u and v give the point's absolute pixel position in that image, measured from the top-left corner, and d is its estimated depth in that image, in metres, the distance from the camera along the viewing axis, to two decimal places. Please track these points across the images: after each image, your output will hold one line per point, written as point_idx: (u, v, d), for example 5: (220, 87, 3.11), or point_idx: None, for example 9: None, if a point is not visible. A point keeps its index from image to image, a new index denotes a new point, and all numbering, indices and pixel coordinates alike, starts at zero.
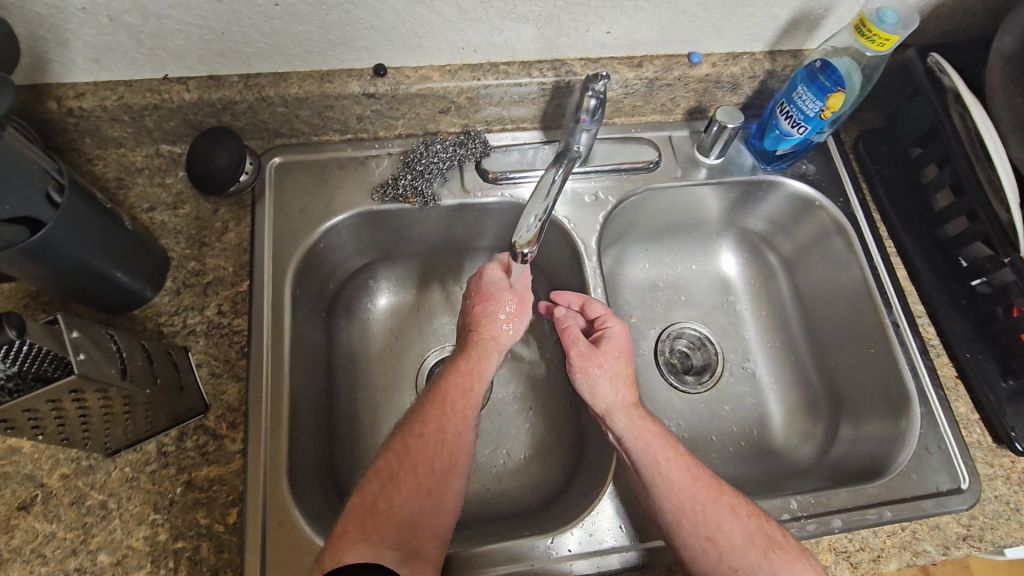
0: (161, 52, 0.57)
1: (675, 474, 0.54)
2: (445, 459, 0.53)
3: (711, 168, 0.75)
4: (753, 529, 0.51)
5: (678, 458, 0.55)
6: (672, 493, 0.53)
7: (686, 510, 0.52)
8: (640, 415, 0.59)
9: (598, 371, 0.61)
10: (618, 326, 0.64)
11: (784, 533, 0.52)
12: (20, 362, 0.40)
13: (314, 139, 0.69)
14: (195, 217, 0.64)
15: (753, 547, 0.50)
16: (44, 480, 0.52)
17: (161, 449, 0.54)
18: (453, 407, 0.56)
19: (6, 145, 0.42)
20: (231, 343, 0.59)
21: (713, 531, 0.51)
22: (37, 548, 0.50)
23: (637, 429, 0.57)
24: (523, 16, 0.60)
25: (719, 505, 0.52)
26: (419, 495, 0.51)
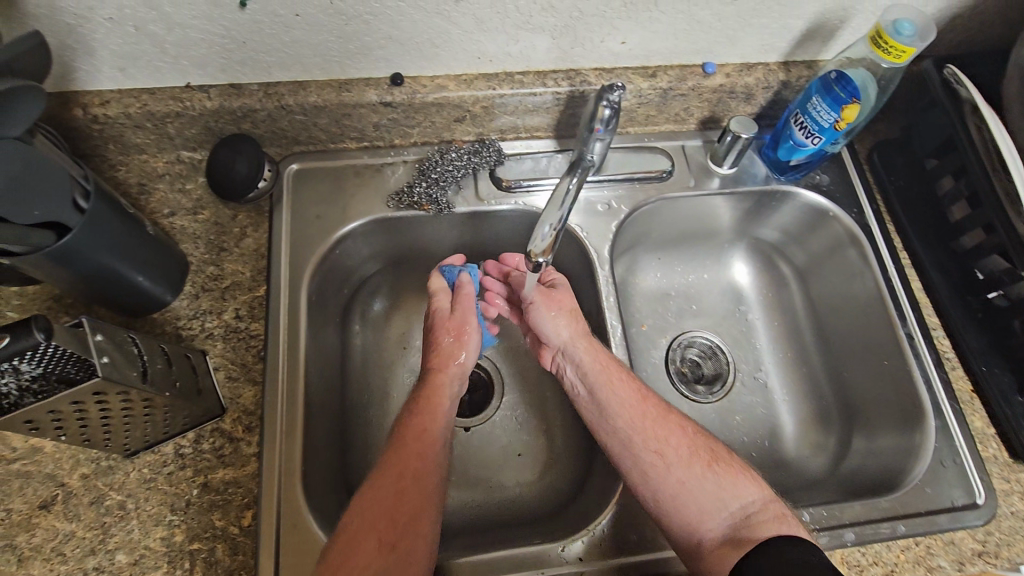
0: (184, 61, 0.58)
1: (625, 395, 0.59)
2: (421, 478, 0.53)
3: (725, 178, 0.75)
4: (698, 448, 0.56)
5: (628, 381, 0.60)
6: (625, 414, 0.58)
7: (638, 431, 0.57)
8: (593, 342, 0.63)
9: (558, 308, 0.64)
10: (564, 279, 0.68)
11: (726, 452, 0.57)
12: (44, 364, 0.41)
13: (331, 147, 0.70)
14: (214, 223, 0.65)
15: (700, 461, 0.55)
16: (64, 480, 0.53)
17: (178, 451, 0.55)
18: (414, 437, 0.55)
19: (33, 150, 0.43)
20: (248, 347, 0.60)
21: (661, 445, 0.56)
22: (57, 546, 0.51)
23: (591, 356, 0.62)
24: (538, 26, 0.60)
25: (667, 427, 0.57)
26: (399, 503, 0.51)
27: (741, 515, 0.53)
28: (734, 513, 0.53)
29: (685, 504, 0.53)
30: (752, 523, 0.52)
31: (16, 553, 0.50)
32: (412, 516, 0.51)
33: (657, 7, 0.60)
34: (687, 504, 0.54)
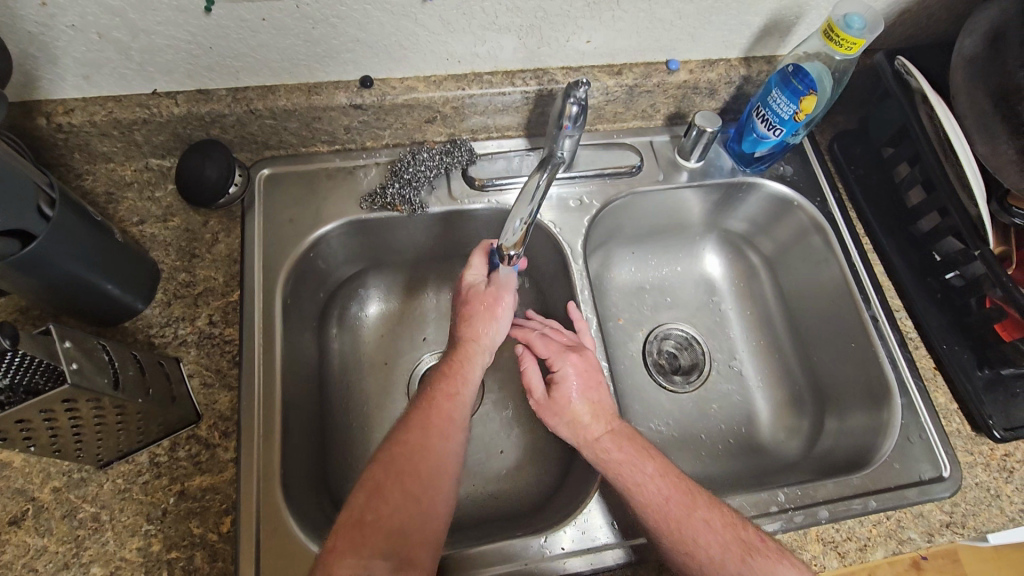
0: (150, 67, 0.58)
1: (649, 492, 0.55)
2: (445, 451, 0.55)
3: (693, 172, 0.77)
4: (731, 541, 0.52)
5: (649, 477, 0.55)
6: (650, 513, 0.54)
7: (663, 533, 0.53)
8: (614, 437, 0.58)
9: (558, 419, 0.61)
10: (568, 368, 0.62)
11: (763, 537, 0.53)
12: (12, 373, 0.41)
13: (302, 150, 0.70)
14: (185, 229, 0.65)
15: (732, 557, 0.51)
16: (34, 494, 0.52)
17: (152, 459, 0.54)
18: (440, 413, 0.57)
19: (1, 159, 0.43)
20: (223, 352, 0.60)
21: (690, 546, 0.52)
22: (29, 562, 0.50)
23: (608, 458, 0.57)
24: (504, 27, 0.61)
25: (694, 522, 0.53)
26: (416, 485, 0.52)
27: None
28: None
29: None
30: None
31: None
32: (425, 503, 0.52)
33: (619, 5, 0.61)
34: None
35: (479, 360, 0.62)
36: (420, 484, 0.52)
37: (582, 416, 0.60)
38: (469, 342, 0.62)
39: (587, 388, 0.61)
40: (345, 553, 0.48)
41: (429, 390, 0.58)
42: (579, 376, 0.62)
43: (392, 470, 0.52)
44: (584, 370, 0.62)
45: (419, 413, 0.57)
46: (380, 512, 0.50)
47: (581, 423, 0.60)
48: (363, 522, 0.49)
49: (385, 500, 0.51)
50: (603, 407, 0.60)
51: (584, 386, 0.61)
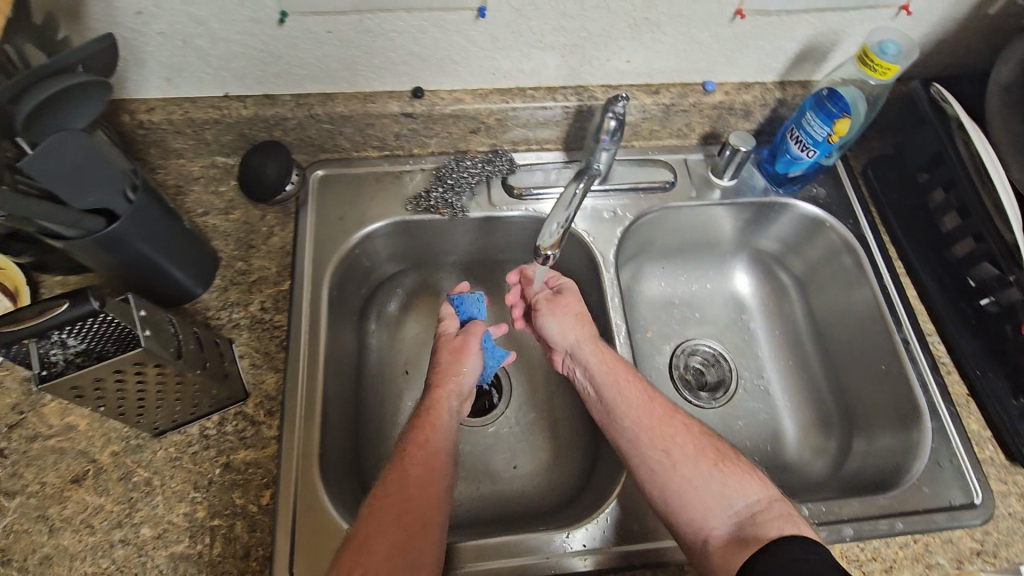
0: (225, 73, 0.63)
1: (634, 399, 0.60)
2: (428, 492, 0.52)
3: (725, 190, 0.79)
4: (706, 447, 0.56)
5: (636, 382, 0.61)
6: (634, 416, 0.59)
7: (645, 436, 0.57)
8: (604, 348, 0.65)
9: (562, 312, 0.67)
10: (569, 283, 0.70)
11: (735, 453, 0.57)
12: (88, 339, 0.45)
13: (353, 155, 0.75)
14: (244, 222, 0.70)
15: (705, 458, 0.55)
16: (95, 456, 0.56)
17: (202, 431, 0.58)
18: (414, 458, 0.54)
19: (102, 149, 0.47)
20: (272, 337, 0.64)
21: (667, 443, 0.56)
22: (86, 518, 0.54)
23: (602, 359, 0.63)
24: (549, 45, 0.65)
25: (672, 428, 0.57)
26: (418, 470, 0.53)
27: (746, 513, 0.52)
28: (740, 511, 0.52)
29: (689, 500, 0.53)
30: (762, 523, 0.51)
31: (48, 524, 0.53)
32: (424, 500, 0.51)
33: (659, 28, 0.65)
34: (694, 502, 0.53)
35: (450, 406, 0.61)
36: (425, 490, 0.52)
37: (582, 318, 0.67)
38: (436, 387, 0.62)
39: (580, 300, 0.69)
40: (359, 546, 0.47)
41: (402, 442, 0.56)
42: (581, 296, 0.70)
43: (398, 451, 0.55)
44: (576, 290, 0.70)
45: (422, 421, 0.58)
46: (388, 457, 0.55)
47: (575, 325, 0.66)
48: (374, 512, 0.49)
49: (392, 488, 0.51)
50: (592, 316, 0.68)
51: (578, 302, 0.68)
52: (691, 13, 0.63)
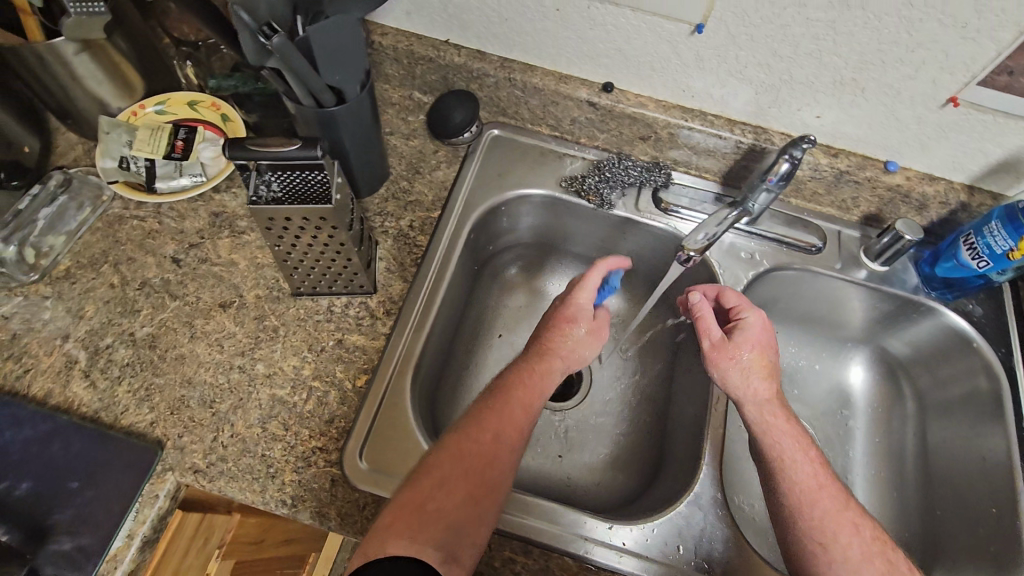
0: (454, 21, 0.72)
1: (803, 478, 0.57)
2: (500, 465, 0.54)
3: (872, 273, 0.76)
4: (873, 552, 0.53)
5: (808, 461, 0.58)
6: (796, 493, 0.56)
7: (805, 519, 0.55)
8: (778, 407, 0.61)
9: (729, 363, 0.62)
10: (754, 318, 0.65)
11: (904, 562, 0.54)
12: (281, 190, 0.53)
13: (529, 126, 0.81)
14: (419, 151, 0.78)
15: (869, 566, 0.53)
16: (243, 292, 0.64)
17: (330, 307, 0.65)
18: (495, 429, 0.56)
19: (363, 43, 0.56)
20: (410, 252, 0.70)
21: (829, 538, 0.54)
22: (220, 338, 0.62)
23: (772, 427, 0.60)
24: (748, 79, 0.68)
25: (836, 518, 0.54)
26: (478, 487, 0.52)
27: None
28: None
29: None
30: None
31: (193, 330, 0.62)
32: (483, 502, 0.52)
33: (862, 92, 0.65)
34: None
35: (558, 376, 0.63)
36: (483, 487, 0.52)
37: (755, 369, 0.62)
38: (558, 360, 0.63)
39: (765, 346, 0.64)
40: (410, 514, 0.49)
41: (507, 396, 0.58)
42: (764, 334, 0.64)
43: (455, 462, 0.52)
44: (766, 327, 0.65)
45: (492, 415, 0.57)
46: (442, 504, 0.50)
47: (754, 375, 0.62)
48: (425, 502, 0.50)
49: (448, 494, 0.51)
50: (772, 364, 0.63)
51: (766, 345, 0.64)
52: (901, 86, 0.63)
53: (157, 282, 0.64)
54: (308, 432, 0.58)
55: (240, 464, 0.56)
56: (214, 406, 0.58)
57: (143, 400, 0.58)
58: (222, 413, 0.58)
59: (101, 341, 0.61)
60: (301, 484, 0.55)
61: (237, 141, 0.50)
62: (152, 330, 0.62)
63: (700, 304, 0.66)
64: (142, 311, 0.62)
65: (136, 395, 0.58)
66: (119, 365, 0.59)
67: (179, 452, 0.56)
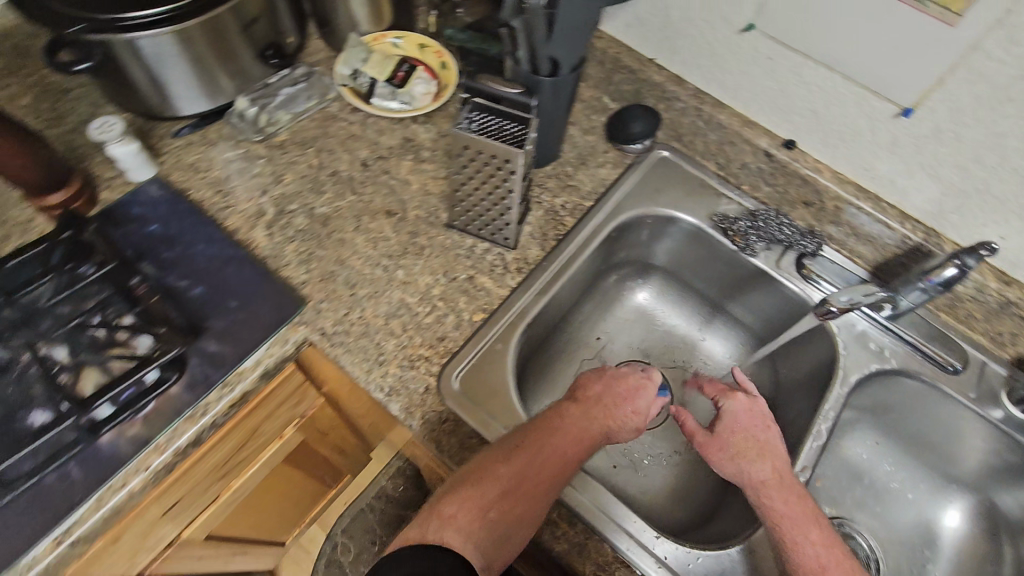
0: (666, 44, 0.79)
1: (811, 559, 0.53)
2: (554, 493, 0.54)
3: (1010, 418, 0.68)
4: None
5: (813, 536, 0.54)
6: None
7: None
8: (776, 484, 0.56)
9: (718, 455, 0.59)
10: (733, 405, 0.62)
11: None
12: (476, 124, 0.60)
13: (697, 157, 0.83)
14: (591, 145, 0.82)
15: None
16: (407, 209, 0.73)
17: (472, 247, 0.71)
18: (559, 458, 0.55)
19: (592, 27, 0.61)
20: (554, 226, 0.75)
21: None
22: (377, 238, 0.70)
23: (772, 510, 0.55)
24: (939, 176, 0.67)
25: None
26: (532, 508, 0.52)
27: None
28: None
29: None
30: None
31: (359, 224, 0.71)
32: (532, 525, 0.53)
33: None
34: None
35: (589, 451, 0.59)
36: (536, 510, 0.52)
37: (746, 456, 0.58)
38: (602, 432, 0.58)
39: (754, 428, 0.60)
40: (466, 514, 0.51)
41: (571, 432, 0.57)
42: (754, 418, 0.61)
43: (514, 478, 0.53)
44: (750, 410, 0.61)
45: (557, 444, 0.56)
46: (500, 511, 0.51)
47: (745, 460, 0.58)
48: (488, 504, 0.52)
49: (508, 504, 0.52)
50: (767, 445, 0.59)
51: (751, 425, 0.60)
52: None
53: (344, 176, 0.74)
54: (420, 340, 0.64)
55: (358, 342, 0.63)
56: (354, 289, 0.66)
57: (302, 262, 0.67)
58: (358, 296, 0.66)
59: (288, 205, 0.71)
60: (400, 379, 0.61)
61: (474, 78, 0.62)
62: (328, 211, 0.71)
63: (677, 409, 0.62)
64: (326, 194, 0.72)
65: (299, 256, 0.67)
66: (295, 229, 0.69)
67: (315, 313, 0.64)
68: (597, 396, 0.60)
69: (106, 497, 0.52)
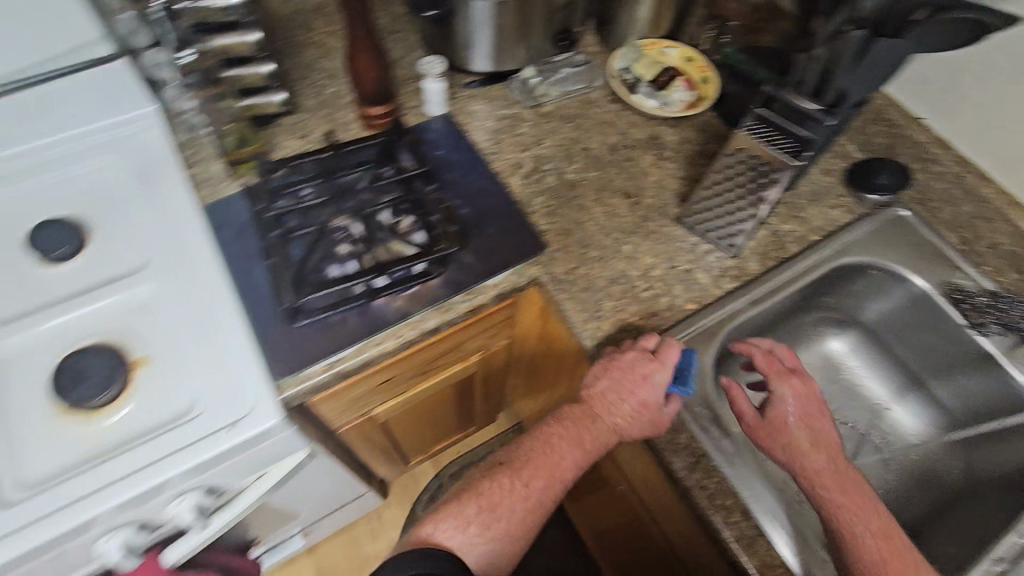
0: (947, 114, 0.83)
1: (872, 548, 0.54)
2: (547, 497, 0.64)
3: None
4: None
5: (870, 522, 0.55)
6: (862, 564, 0.54)
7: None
8: (829, 472, 0.57)
9: (772, 441, 0.59)
10: (784, 390, 0.61)
11: None
12: (757, 127, 0.66)
13: (941, 223, 0.80)
14: (827, 184, 0.83)
15: None
16: (643, 196, 0.79)
17: (695, 245, 0.76)
18: (550, 464, 0.64)
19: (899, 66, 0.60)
20: (777, 248, 0.77)
21: None
22: (612, 213, 0.77)
23: (829, 500, 0.56)
24: None
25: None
26: (527, 511, 0.63)
27: None
28: None
29: None
30: None
31: (599, 196, 0.79)
32: (526, 524, 0.63)
33: None
34: None
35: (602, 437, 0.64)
36: (531, 512, 0.63)
37: (802, 445, 0.58)
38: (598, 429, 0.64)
39: (807, 413, 0.60)
40: (460, 520, 0.62)
41: (562, 431, 0.65)
42: (806, 400, 0.61)
43: (495, 491, 0.63)
44: (804, 394, 0.61)
45: (540, 458, 0.64)
46: (488, 517, 0.62)
47: (802, 448, 0.58)
48: (465, 521, 0.61)
49: (496, 510, 0.62)
50: (818, 427, 0.60)
51: (805, 412, 0.60)
52: None
53: (594, 153, 0.82)
54: (634, 309, 0.70)
55: (581, 294, 0.70)
56: (585, 249, 0.74)
57: (547, 214, 0.76)
58: (588, 256, 0.73)
59: (543, 165, 0.81)
60: (611, 336, 0.68)
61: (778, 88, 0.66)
62: (575, 179, 0.80)
63: (731, 384, 0.61)
64: (576, 164, 0.81)
65: (545, 208, 0.76)
66: (545, 185, 0.79)
67: (551, 259, 0.72)
68: (597, 392, 0.64)
69: (365, 348, 0.64)
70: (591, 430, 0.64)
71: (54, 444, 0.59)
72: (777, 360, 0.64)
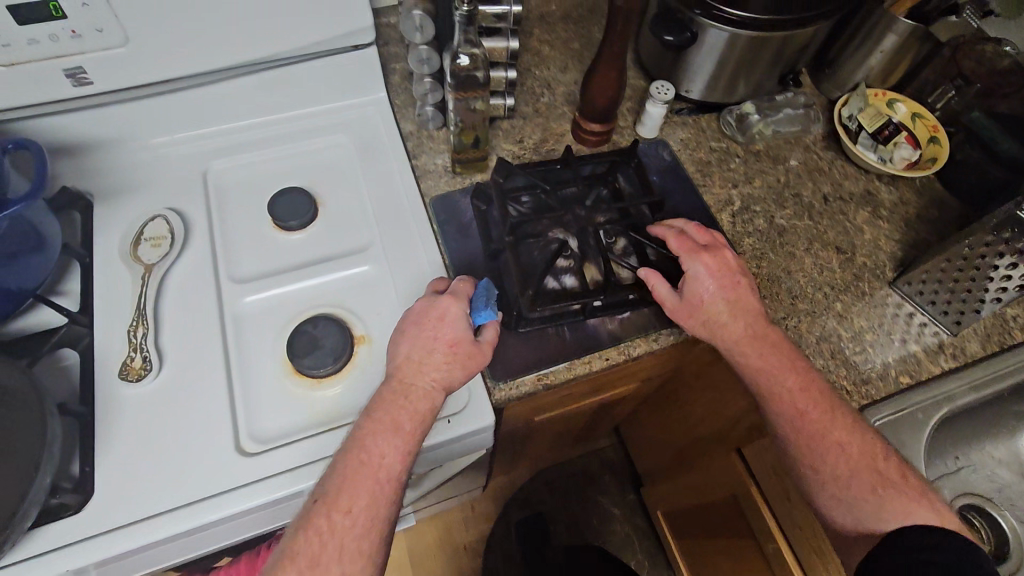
0: None
1: (785, 400, 0.60)
2: (348, 535, 0.49)
3: None
4: (865, 468, 0.57)
5: (787, 379, 0.60)
6: (784, 424, 0.59)
7: (794, 444, 0.59)
8: (751, 340, 0.62)
9: (691, 319, 0.64)
10: (697, 270, 0.64)
11: (902, 474, 0.57)
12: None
13: None
14: None
15: (864, 484, 0.56)
16: (856, 254, 0.76)
17: (909, 314, 0.72)
18: (351, 497, 0.50)
19: None
20: (1000, 333, 0.72)
21: (819, 457, 0.58)
22: (822, 266, 0.75)
23: (751, 366, 0.61)
24: None
25: (824, 443, 0.58)
26: (335, 558, 0.48)
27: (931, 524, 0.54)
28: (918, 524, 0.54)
29: (845, 515, 0.57)
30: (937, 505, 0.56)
31: (808, 246, 0.76)
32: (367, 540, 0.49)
33: None
34: (858, 513, 0.56)
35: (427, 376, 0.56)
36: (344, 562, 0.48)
37: (722, 317, 0.63)
38: (400, 393, 0.56)
39: (724, 284, 0.64)
40: None
41: (342, 459, 0.52)
42: (720, 273, 0.65)
43: (316, 534, 0.48)
44: (716, 266, 0.65)
45: (361, 477, 0.51)
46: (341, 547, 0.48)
47: (719, 318, 0.63)
48: None
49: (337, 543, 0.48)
50: (732, 295, 0.64)
51: (720, 283, 0.64)
52: None
53: (806, 201, 0.80)
54: (845, 373, 0.67)
55: None
56: (795, 301, 0.71)
57: (756, 257, 0.74)
58: (798, 308, 0.71)
59: (752, 205, 0.79)
60: None
61: None
62: (785, 224, 0.77)
63: (648, 276, 0.65)
64: (787, 209, 0.79)
65: (754, 251, 0.75)
66: (755, 227, 0.77)
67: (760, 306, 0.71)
68: (403, 358, 0.58)
69: (575, 365, 0.65)
70: (408, 410, 0.55)
71: (284, 405, 0.62)
72: (690, 241, 0.67)
